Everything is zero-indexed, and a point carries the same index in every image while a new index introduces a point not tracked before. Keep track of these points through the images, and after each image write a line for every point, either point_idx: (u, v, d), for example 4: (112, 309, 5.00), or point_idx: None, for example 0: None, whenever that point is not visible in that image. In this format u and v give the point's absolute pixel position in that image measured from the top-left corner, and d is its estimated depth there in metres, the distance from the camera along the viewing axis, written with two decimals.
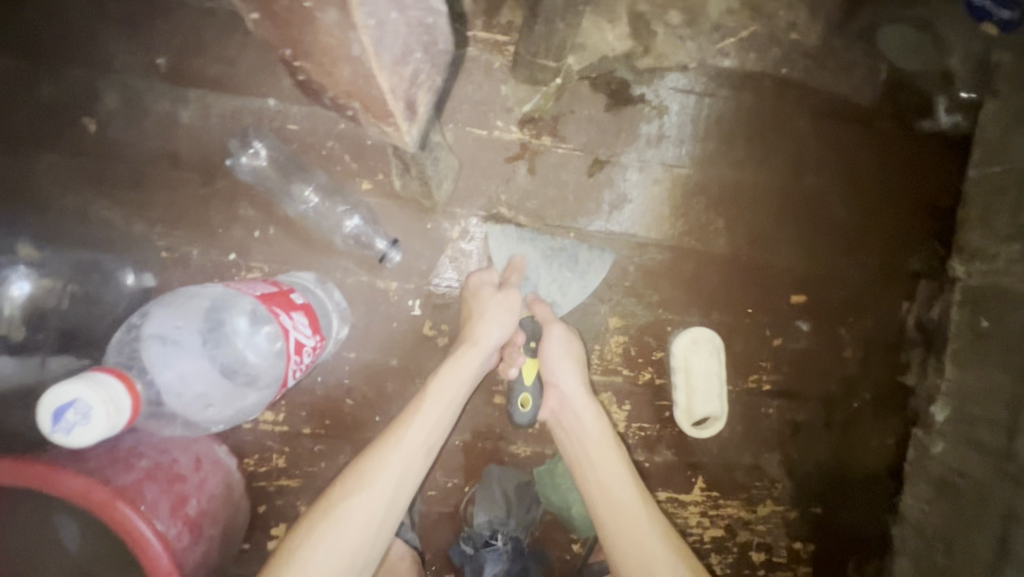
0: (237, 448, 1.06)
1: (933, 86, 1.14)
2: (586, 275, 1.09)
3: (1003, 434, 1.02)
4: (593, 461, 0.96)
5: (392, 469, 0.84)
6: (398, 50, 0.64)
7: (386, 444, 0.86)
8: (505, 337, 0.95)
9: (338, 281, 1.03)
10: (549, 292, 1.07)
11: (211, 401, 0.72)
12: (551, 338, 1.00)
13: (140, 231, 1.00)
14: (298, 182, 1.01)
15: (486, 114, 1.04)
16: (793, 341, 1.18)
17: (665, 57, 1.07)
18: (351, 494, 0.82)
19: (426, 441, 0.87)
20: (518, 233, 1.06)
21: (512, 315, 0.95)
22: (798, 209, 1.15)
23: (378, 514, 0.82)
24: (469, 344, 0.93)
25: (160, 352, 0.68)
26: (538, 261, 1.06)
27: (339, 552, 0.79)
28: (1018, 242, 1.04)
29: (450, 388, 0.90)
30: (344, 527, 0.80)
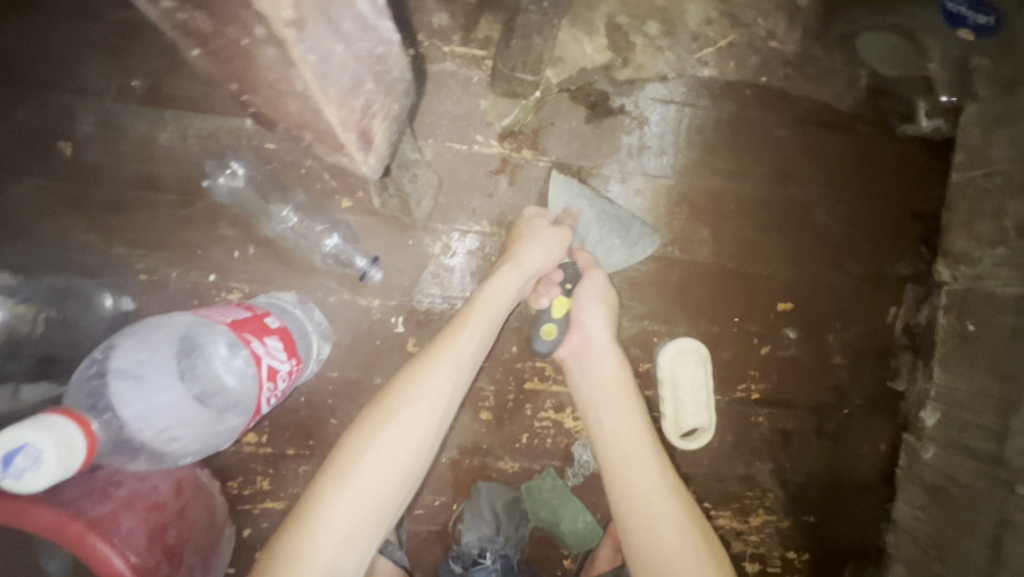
0: (220, 471, 1.04)
1: (913, 91, 1.14)
2: (631, 246, 1.09)
3: (994, 439, 1.01)
4: (604, 401, 0.99)
5: (445, 377, 0.84)
6: (346, 83, 0.61)
7: (435, 354, 0.85)
8: (546, 267, 0.96)
9: (320, 299, 1.02)
10: (595, 249, 1.07)
11: (179, 434, 0.70)
12: (588, 278, 1.02)
13: (117, 254, 0.99)
14: (275, 202, 1.00)
15: (466, 128, 1.04)
16: (781, 348, 1.17)
17: (644, 67, 1.07)
18: (406, 401, 0.81)
19: (472, 355, 0.87)
20: (580, 188, 1.06)
21: (558, 246, 0.97)
22: (783, 214, 1.14)
23: (432, 425, 0.81)
24: (512, 265, 0.93)
25: (129, 384, 0.66)
26: (591, 219, 1.06)
27: (400, 458, 0.78)
28: (1002, 246, 1.03)
29: (499, 302, 0.90)
30: (399, 434, 0.79)
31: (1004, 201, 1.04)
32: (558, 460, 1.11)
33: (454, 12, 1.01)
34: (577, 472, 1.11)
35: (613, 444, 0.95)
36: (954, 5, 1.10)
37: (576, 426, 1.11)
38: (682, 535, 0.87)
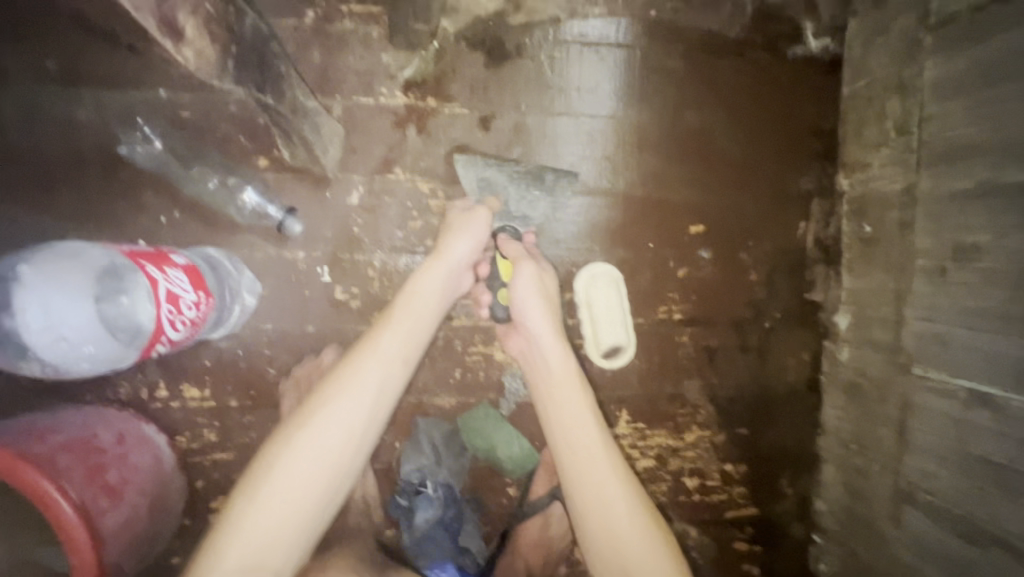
0: (169, 428, 1.10)
1: (798, 13, 1.19)
2: (554, 194, 1.16)
3: (893, 329, 1.07)
4: (557, 395, 1.04)
5: (373, 373, 0.94)
6: None
7: (364, 351, 0.95)
8: (471, 253, 1.05)
9: (247, 256, 1.08)
10: (519, 209, 1.15)
11: (71, 339, 0.74)
12: (521, 268, 1.05)
13: (50, 229, 1.05)
14: (189, 162, 1.05)
15: (371, 82, 1.10)
16: (697, 270, 1.23)
17: (536, 11, 1.12)
18: (335, 398, 0.91)
19: (402, 351, 0.97)
20: (485, 160, 1.13)
21: (481, 233, 1.06)
22: (685, 141, 1.20)
23: (363, 416, 0.92)
24: (437, 262, 1.02)
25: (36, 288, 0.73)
26: (507, 182, 1.14)
27: (329, 449, 0.88)
28: (886, 147, 1.09)
29: (423, 298, 1.00)
30: (327, 427, 0.89)
31: (885, 104, 1.09)
32: (491, 393, 1.16)
33: None
34: (511, 399, 1.17)
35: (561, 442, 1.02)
36: None
37: (507, 358, 1.16)
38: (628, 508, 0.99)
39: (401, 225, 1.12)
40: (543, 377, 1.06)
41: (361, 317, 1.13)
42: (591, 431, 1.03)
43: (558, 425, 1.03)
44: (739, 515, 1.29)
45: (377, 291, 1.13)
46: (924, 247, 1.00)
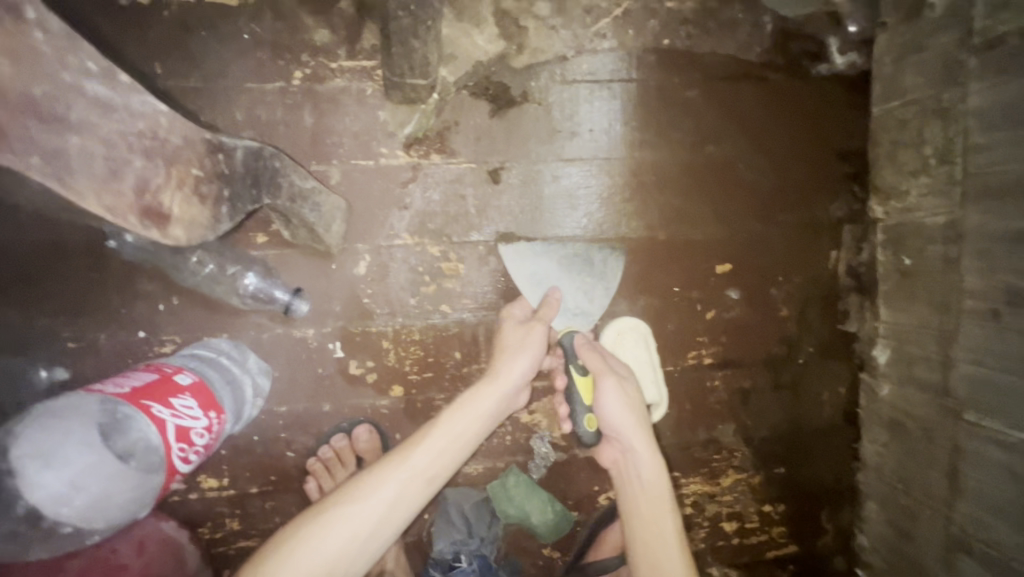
0: (188, 520, 1.05)
1: (822, 28, 1.10)
2: (606, 277, 1.11)
3: (939, 369, 1.02)
4: (642, 510, 1.01)
5: (394, 485, 0.88)
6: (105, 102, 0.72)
7: (394, 461, 0.91)
8: (526, 373, 1.01)
9: (253, 339, 1.02)
10: (576, 302, 1.11)
11: (96, 503, 0.66)
12: (605, 384, 1.04)
13: (42, 326, 0.97)
14: (182, 252, 0.96)
15: (368, 142, 1.02)
16: (726, 311, 1.16)
17: (540, 51, 1.04)
18: (347, 503, 0.86)
19: (429, 465, 0.91)
20: (531, 248, 1.08)
21: (537, 350, 1.03)
22: (708, 176, 1.13)
23: (367, 527, 0.85)
24: (490, 379, 0.99)
25: (38, 441, 0.65)
26: (558, 272, 1.09)
27: (314, 559, 0.81)
28: (925, 175, 1.02)
29: (466, 417, 0.96)
30: (326, 537, 0.83)
31: (922, 128, 1.02)
32: (519, 455, 1.12)
33: (334, 26, 0.98)
34: (540, 464, 1.13)
35: (643, 556, 0.98)
36: None
37: (533, 420, 1.12)
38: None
39: (413, 290, 1.06)
40: (633, 489, 1.03)
41: (378, 391, 1.07)
42: (672, 540, 0.98)
43: (639, 542, 0.99)
44: (780, 554, 1.25)
45: (393, 362, 1.07)
46: (972, 287, 0.94)
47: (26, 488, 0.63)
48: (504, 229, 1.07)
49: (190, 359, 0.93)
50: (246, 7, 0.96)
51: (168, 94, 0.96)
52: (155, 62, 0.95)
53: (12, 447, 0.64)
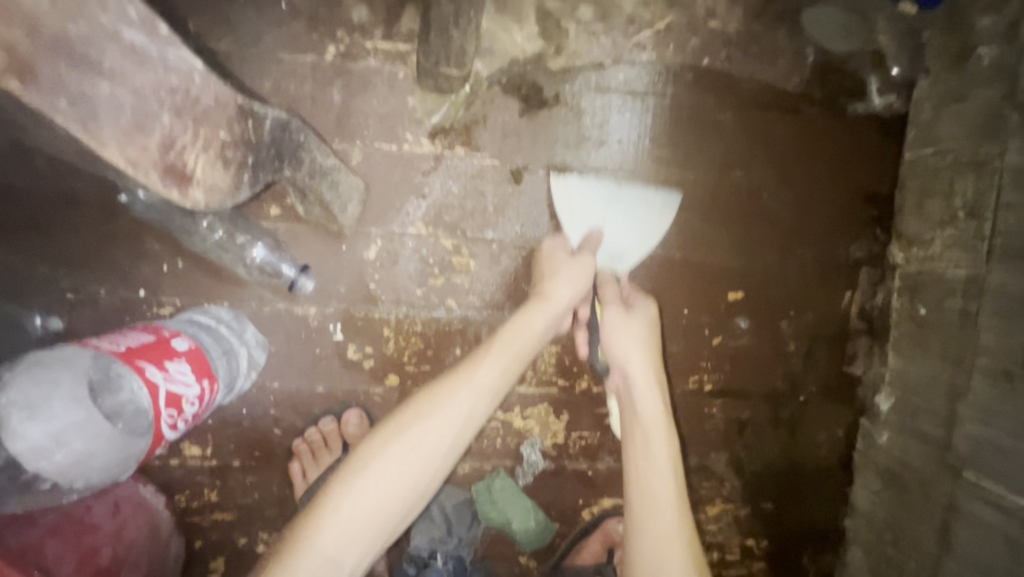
0: (166, 486, 1.04)
1: (864, 66, 1.09)
2: (654, 223, 1.08)
3: (942, 424, 1.01)
4: (649, 438, 0.92)
5: (463, 401, 0.85)
6: (136, 104, 0.61)
7: (458, 379, 0.87)
8: (575, 300, 0.97)
9: (254, 311, 1.00)
10: (618, 243, 1.07)
11: (75, 458, 0.64)
12: (609, 312, 0.98)
13: (44, 273, 0.96)
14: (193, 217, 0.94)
15: (394, 127, 1.00)
16: (733, 339, 1.15)
17: (578, 55, 1.02)
18: (422, 418, 0.83)
19: (494, 384, 0.87)
20: (582, 181, 1.05)
21: (585, 279, 0.98)
22: (731, 201, 1.11)
23: (445, 441, 0.82)
24: (541, 301, 0.95)
25: (28, 390, 0.62)
26: (605, 211, 1.06)
27: (401, 475, 0.80)
28: (952, 227, 1.01)
29: (522, 336, 0.91)
30: (407, 452, 0.81)
31: (954, 180, 1.01)
32: (508, 460, 1.11)
33: (374, 6, 0.97)
34: (528, 471, 1.11)
35: (634, 483, 0.90)
36: None
37: (526, 425, 1.10)
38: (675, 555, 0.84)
39: (421, 281, 1.04)
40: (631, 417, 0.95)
41: (373, 378, 1.06)
42: (663, 474, 0.89)
43: (635, 478, 0.90)
44: None
45: (392, 352, 1.06)
46: (987, 345, 0.93)
47: (8, 438, 0.60)
48: (528, 195, 1.05)
49: (189, 324, 0.91)
50: None
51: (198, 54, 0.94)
52: (188, 20, 0.94)
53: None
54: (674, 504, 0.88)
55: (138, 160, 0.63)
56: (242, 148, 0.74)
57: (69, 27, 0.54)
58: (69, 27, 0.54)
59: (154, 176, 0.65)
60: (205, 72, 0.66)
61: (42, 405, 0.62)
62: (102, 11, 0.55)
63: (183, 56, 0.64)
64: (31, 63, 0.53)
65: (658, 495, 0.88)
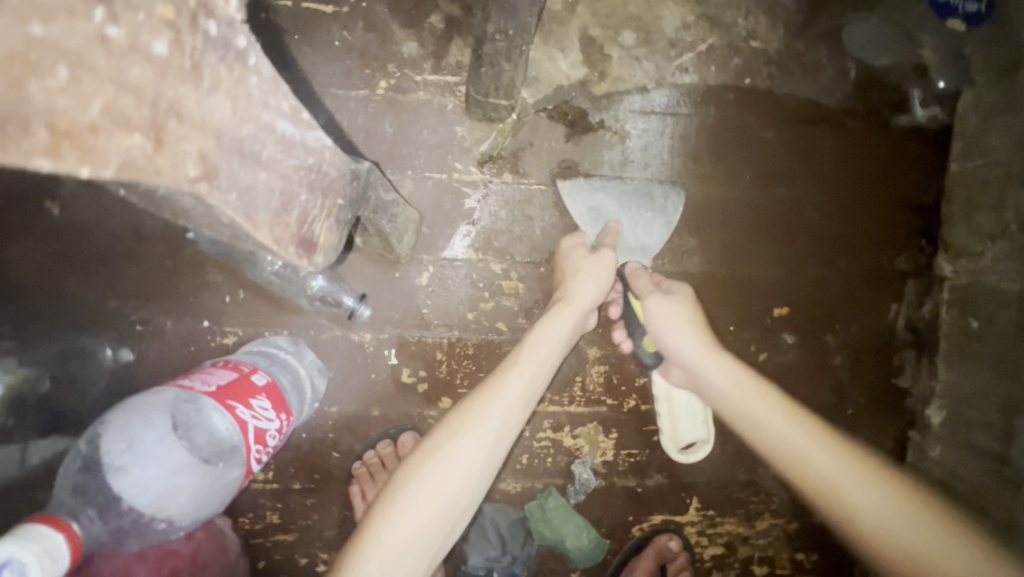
0: (230, 509, 1.07)
1: (907, 79, 1.09)
2: (667, 211, 1.07)
3: (999, 438, 1.00)
4: (750, 411, 0.95)
5: (495, 413, 0.86)
6: (274, 206, 0.54)
7: (489, 391, 0.88)
8: (599, 294, 0.97)
9: (312, 338, 1.03)
10: (636, 236, 1.07)
11: (176, 495, 0.67)
12: (649, 303, 0.98)
13: (114, 307, 1.00)
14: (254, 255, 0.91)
15: (444, 156, 1.03)
16: (779, 354, 1.15)
17: (622, 80, 1.04)
18: (457, 433, 0.85)
19: (526, 391, 0.89)
20: (590, 183, 1.05)
21: (606, 274, 0.98)
22: (775, 218, 1.12)
23: (480, 456, 0.84)
24: (564, 303, 0.96)
25: (133, 436, 0.67)
26: (618, 207, 1.06)
27: (444, 488, 0.81)
28: (1003, 239, 1.01)
29: (546, 343, 0.92)
30: (445, 464, 0.82)
31: (1004, 193, 1.01)
32: (559, 478, 1.12)
33: (423, 40, 1.00)
34: (578, 489, 1.13)
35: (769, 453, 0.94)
36: None
37: (576, 444, 1.12)
38: (889, 514, 0.85)
39: (472, 305, 1.07)
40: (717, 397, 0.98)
41: (426, 401, 1.08)
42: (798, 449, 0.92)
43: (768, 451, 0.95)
44: None
45: (445, 374, 1.08)
46: None
47: (118, 482, 0.64)
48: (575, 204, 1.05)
49: (261, 356, 0.95)
50: (340, 15, 0.98)
51: None
52: None
53: (105, 447, 0.66)
54: (852, 475, 0.89)
55: (281, 238, 0.55)
56: (350, 208, 0.68)
57: (242, 129, 0.49)
58: (243, 129, 0.49)
59: (291, 249, 0.57)
60: (335, 147, 0.60)
61: (147, 447, 0.66)
62: (261, 108, 0.50)
63: (319, 137, 0.57)
64: (217, 168, 0.48)
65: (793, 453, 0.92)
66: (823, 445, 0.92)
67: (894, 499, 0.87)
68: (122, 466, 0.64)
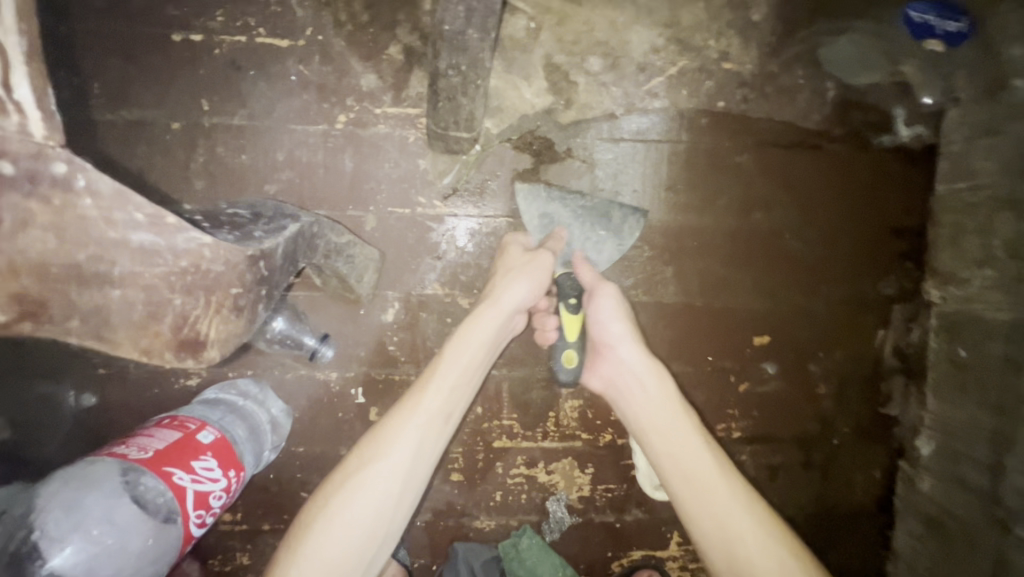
0: (199, 551, 1.05)
1: (889, 98, 1.05)
2: (621, 234, 1.01)
3: (988, 474, 0.96)
4: (657, 425, 0.90)
5: (411, 434, 0.81)
6: (138, 318, 0.55)
7: (403, 411, 0.83)
8: (531, 296, 0.90)
9: (276, 379, 1.01)
10: (584, 251, 1.00)
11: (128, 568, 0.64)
12: (604, 289, 0.95)
13: (74, 351, 0.98)
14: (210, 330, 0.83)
15: (407, 190, 1.00)
16: (759, 384, 1.11)
17: (589, 107, 1.01)
18: (370, 461, 0.80)
19: (445, 406, 0.84)
20: (548, 191, 1.00)
21: (543, 276, 0.91)
22: (752, 244, 1.08)
23: (393, 485, 0.79)
24: (491, 304, 0.89)
25: (73, 514, 0.62)
26: (570, 220, 1.00)
27: (359, 520, 0.77)
28: (990, 267, 0.97)
29: (469, 348, 0.87)
30: (359, 494, 0.78)
31: (990, 218, 0.96)
32: (534, 515, 1.10)
33: (382, 72, 0.97)
34: (554, 527, 1.10)
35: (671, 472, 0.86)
36: (918, 14, 1.01)
37: (550, 480, 1.09)
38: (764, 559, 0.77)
39: (440, 341, 1.04)
40: (636, 406, 0.92)
41: None
42: (687, 459, 0.85)
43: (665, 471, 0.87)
44: None
45: None
46: None
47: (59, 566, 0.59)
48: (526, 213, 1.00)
49: (216, 405, 0.90)
50: (295, 48, 0.96)
51: (212, 130, 0.96)
52: (202, 98, 0.95)
53: (32, 523, 0.60)
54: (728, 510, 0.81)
55: (152, 347, 0.57)
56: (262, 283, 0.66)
57: (81, 253, 0.51)
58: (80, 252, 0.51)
59: (168, 353, 0.57)
60: (216, 242, 0.57)
61: (94, 525, 0.62)
62: (108, 225, 0.51)
63: (192, 238, 0.55)
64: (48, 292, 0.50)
65: (694, 476, 0.84)
66: (723, 471, 0.85)
67: (779, 546, 0.79)
68: (49, 548, 0.59)
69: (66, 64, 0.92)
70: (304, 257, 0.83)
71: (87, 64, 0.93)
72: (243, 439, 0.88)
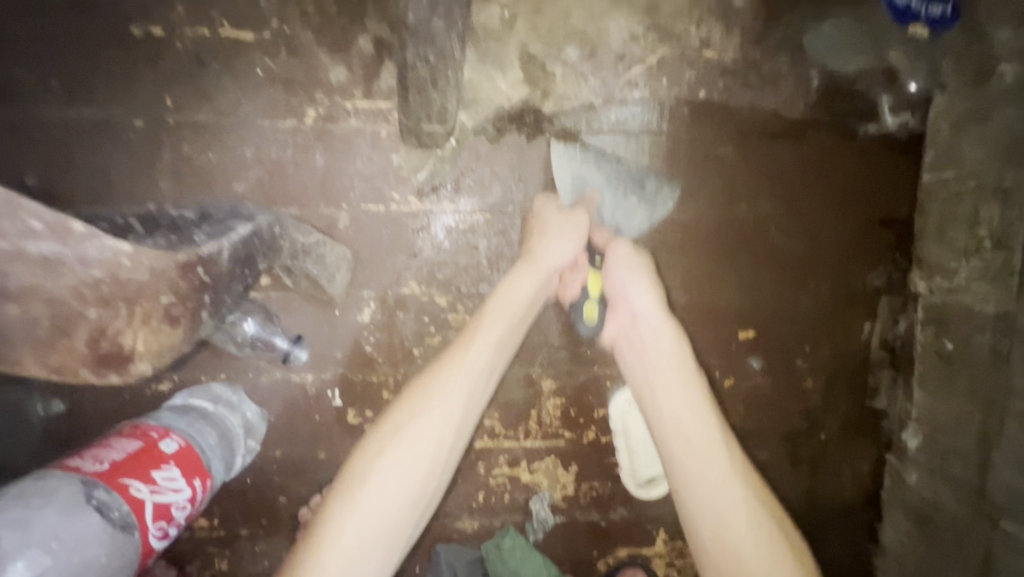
0: (176, 558, 1.03)
1: (876, 87, 1.03)
2: (653, 205, 1.02)
3: (976, 469, 0.95)
4: (669, 381, 0.91)
5: (459, 384, 0.83)
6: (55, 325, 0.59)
7: (452, 361, 0.85)
8: (569, 255, 0.94)
9: (251, 381, 0.99)
10: (613, 217, 1.01)
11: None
12: (617, 248, 0.98)
13: None
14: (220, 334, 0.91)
15: (380, 187, 0.97)
16: (745, 380, 1.09)
17: (567, 98, 0.98)
18: (418, 414, 0.81)
19: (488, 362, 0.86)
20: (585, 153, 0.99)
21: (578, 234, 0.95)
22: (737, 236, 1.05)
23: (447, 432, 0.81)
24: (530, 261, 0.92)
25: (28, 528, 0.60)
26: (604, 184, 1.00)
27: (406, 475, 0.77)
28: (977, 258, 0.94)
29: (513, 299, 0.90)
30: (405, 449, 0.78)
31: (977, 207, 0.94)
32: (517, 515, 1.08)
33: (351, 65, 0.94)
34: (537, 527, 1.09)
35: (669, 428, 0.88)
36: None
37: (534, 480, 1.07)
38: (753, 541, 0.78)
39: (418, 341, 1.02)
40: (643, 360, 0.94)
41: None
42: (709, 434, 0.87)
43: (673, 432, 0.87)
44: None
45: None
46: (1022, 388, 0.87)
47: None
48: (559, 168, 0.99)
49: (178, 411, 0.87)
50: (261, 41, 0.92)
51: (177, 128, 0.93)
52: (166, 94, 0.92)
53: None
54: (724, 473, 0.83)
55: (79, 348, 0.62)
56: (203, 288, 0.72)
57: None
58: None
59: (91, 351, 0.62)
60: (134, 250, 0.61)
61: (51, 536, 0.60)
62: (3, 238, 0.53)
63: (106, 247, 0.59)
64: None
65: (697, 436, 0.86)
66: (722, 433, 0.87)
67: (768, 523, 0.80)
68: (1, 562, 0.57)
69: (24, 61, 0.89)
70: (263, 258, 0.91)
71: (46, 61, 0.89)
72: (214, 445, 0.85)
